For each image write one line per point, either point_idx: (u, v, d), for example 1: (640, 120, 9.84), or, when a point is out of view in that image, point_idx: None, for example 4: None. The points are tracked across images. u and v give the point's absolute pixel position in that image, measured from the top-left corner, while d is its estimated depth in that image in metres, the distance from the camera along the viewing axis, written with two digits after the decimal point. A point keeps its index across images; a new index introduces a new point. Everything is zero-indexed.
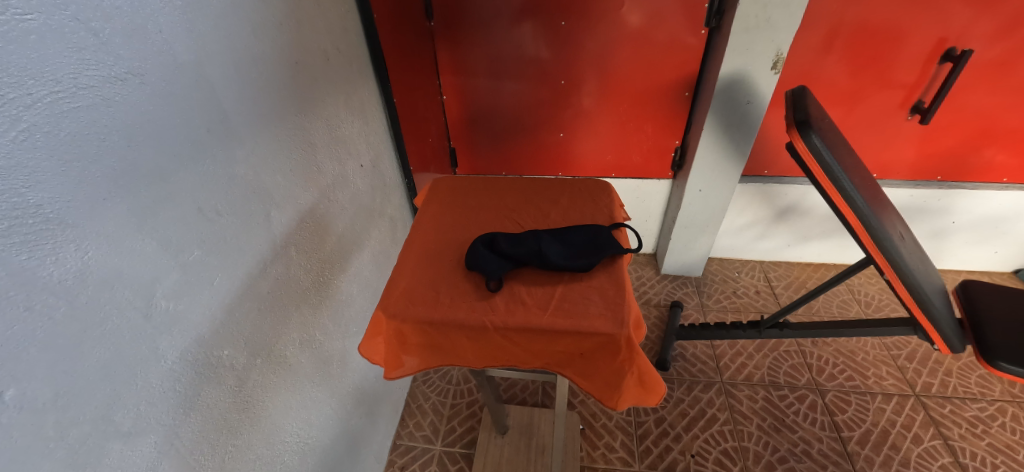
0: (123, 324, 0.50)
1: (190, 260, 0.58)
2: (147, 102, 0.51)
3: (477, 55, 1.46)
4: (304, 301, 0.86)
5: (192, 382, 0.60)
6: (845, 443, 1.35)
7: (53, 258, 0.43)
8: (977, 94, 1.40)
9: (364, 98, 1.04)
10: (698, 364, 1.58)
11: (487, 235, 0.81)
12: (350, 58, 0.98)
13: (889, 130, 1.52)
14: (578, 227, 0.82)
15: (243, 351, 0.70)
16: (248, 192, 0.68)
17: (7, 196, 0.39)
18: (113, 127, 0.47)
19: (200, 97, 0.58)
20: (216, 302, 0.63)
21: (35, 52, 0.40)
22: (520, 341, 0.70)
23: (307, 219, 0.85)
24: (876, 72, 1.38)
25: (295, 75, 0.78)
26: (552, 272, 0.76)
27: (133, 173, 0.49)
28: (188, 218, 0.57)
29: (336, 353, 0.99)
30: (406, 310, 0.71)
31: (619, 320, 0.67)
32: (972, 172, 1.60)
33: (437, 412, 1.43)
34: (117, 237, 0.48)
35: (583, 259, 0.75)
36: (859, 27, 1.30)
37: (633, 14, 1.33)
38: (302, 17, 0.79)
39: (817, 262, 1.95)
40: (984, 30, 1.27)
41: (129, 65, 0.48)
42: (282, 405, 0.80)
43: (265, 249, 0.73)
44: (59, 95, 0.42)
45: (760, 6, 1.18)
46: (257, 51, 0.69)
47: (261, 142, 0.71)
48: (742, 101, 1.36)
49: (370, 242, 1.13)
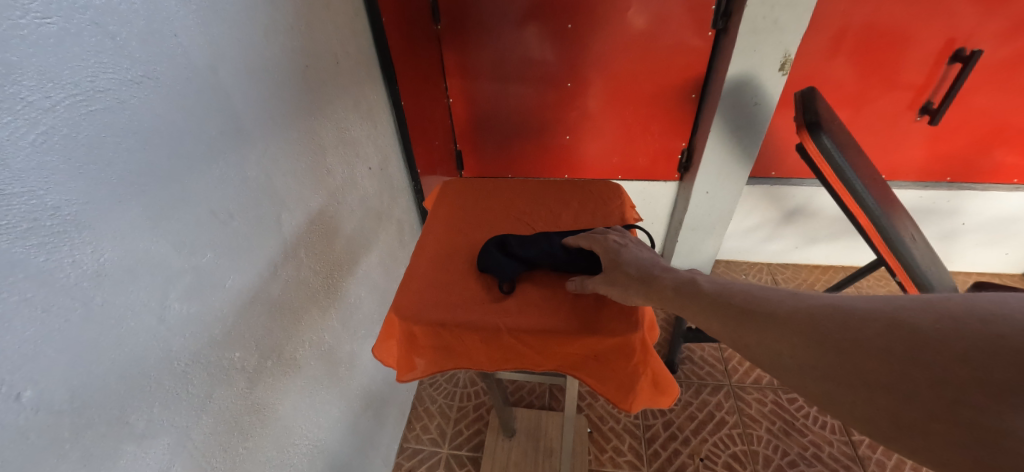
0: (138, 325, 0.50)
1: (203, 261, 0.58)
2: (162, 105, 0.51)
3: (484, 58, 1.46)
4: (314, 303, 0.86)
5: (205, 384, 0.60)
6: (856, 447, 1.33)
7: (70, 260, 0.43)
8: (987, 95, 1.39)
9: (372, 100, 1.05)
10: (706, 367, 1.57)
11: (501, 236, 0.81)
12: (359, 60, 0.98)
13: (897, 131, 1.51)
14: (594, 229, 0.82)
15: (254, 353, 0.70)
16: (259, 195, 0.69)
17: (24, 198, 0.39)
18: (129, 130, 0.47)
19: (212, 99, 0.58)
20: (229, 304, 0.63)
21: (53, 56, 0.41)
22: (532, 344, 0.70)
23: (317, 221, 0.85)
24: (884, 73, 1.37)
25: (305, 78, 0.79)
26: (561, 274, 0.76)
27: (148, 176, 0.50)
28: (201, 221, 0.57)
29: (344, 356, 0.99)
30: (418, 312, 0.71)
31: (633, 322, 0.67)
32: (982, 174, 1.59)
33: (444, 415, 1.42)
34: (132, 239, 0.49)
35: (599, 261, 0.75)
36: (867, 29, 1.29)
37: (638, 17, 1.33)
38: (311, 20, 0.80)
39: (825, 264, 1.94)
40: (993, 31, 1.26)
41: (145, 68, 0.49)
42: (292, 408, 0.80)
43: (275, 251, 0.73)
44: (76, 98, 0.42)
45: (767, 8, 1.18)
46: (268, 55, 0.69)
47: (273, 145, 0.72)
48: (749, 103, 1.36)
49: (378, 245, 1.14)
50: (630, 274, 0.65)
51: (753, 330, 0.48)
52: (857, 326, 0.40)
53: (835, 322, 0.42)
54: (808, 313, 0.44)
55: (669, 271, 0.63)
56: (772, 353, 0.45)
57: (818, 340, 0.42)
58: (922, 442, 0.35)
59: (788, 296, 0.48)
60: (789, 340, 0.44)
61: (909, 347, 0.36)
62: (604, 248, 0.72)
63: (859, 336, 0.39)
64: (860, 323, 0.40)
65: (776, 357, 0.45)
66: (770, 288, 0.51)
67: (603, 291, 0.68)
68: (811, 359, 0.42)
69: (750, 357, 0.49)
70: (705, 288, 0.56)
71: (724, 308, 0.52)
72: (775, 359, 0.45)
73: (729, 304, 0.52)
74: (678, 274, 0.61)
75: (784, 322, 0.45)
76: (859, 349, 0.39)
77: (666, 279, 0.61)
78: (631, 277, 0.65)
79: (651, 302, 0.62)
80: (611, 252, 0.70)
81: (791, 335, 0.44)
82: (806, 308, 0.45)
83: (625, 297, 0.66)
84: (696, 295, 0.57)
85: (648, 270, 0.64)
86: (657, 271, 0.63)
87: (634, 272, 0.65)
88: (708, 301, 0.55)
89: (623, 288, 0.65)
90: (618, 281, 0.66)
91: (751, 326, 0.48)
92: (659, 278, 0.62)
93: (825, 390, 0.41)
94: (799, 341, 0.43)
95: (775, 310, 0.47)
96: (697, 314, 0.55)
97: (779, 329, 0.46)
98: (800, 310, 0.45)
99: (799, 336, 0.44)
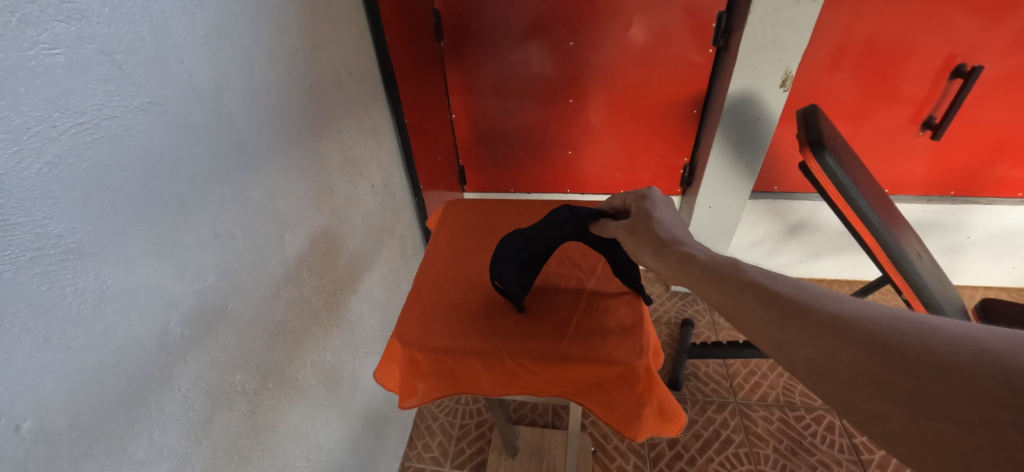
0: (138, 351, 0.50)
1: (205, 285, 0.58)
2: (167, 130, 0.51)
3: (487, 74, 1.48)
4: (315, 322, 0.85)
5: (205, 408, 0.59)
6: (865, 466, 1.31)
7: (73, 288, 0.43)
8: (990, 109, 1.39)
9: (376, 119, 1.06)
10: (711, 383, 1.55)
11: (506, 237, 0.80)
12: (363, 79, 0.99)
13: (900, 146, 1.51)
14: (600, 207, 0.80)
15: (255, 375, 0.69)
16: (263, 216, 0.69)
17: (28, 227, 0.39)
18: (134, 157, 0.47)
19: (217, 124, 0.58)
20: (230, 327, 0.63)
21: (61, 85, 0.41)
22: (536, 370, 0.69)
23: (320, 240, 0.85)
24: (886, 87, 1.38)
25: (310, 99, 0.79)
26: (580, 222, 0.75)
27: (152, 202, 0.50)
28: (203, 243, 0.57)
29: (346, 375, 0.98)
30: (421, 337, 0.71)
31: (638, 349, 0.67)
32: (986, 188, 1.58)
33: (446, 433, 1.41)
34: (134, 265, 0.49)
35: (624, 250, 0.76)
36: (868, 44, 1.30)
37: (640, 33, 1.34)
38: (316, 42, 0.81)
39: (829, 278, 1.93)
40: (995, 46, 1.27)
41: (151, 95, 0.49)
42: (292, 430, 0.79)
43: (278, 272, 0.73)
44: (83, 127, 0.42)
45: (767, 26, 1.19)
46: (274, 78, 0.70)
47: (277, 167, 0.72)
48: (751, 119, 1.36)
49: (380, 262, 1.14)
50: (651, 234, 0.61)
51: (795, 323, 0.39)
52: (942, 351, 0.31)
53: (908, 339, 0.32)
54: (874, 321, 0.35)
55: (692, 243, 0.56)
56: (820, 358, 0.36)
57: (882, 352, 0.33)
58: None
59: (849, 300, 0.38)
60: (845, 347, 0.35)
61: (1005, 385, 0.27)
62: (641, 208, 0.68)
63: (943, 360, 0.30)
64: (946, 347, 0.31)
65: (819, 361, 0.36)
66: (827, 289, 0.41)
67: (624, 240, 0.66)
68: (869, 375, 0.33)
69: (784, 355, 0.39)
70: (729, 262, 0.49)
71: (757, 292, 0.43)
72: (820, 366, 0.36)
73: (770, 292, 0.43)
74: (699, 247, 0.55)
75: (841, 325, 0.36)
76: (937, 375, 0.30)
77: (679, 247, 0.56)
78: (649, 236, 0.61)
79: (656, 261, 0.58)
80: (646, 213, 0.66)
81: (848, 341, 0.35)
82: (875, 317, 0.35)
83: (636, 253, 0.63)
84: (722, 271, 0.48)
85: (669, 237, 0.59)
86: (679, 239, 0.58)
87: (655, 234, 0.61)
88: (737, 280, 0.46)
89: (637, 244, 0.63)
90: (637, 236, 0.63)
91: (793, 319, 0.39)
92: (675, 245, 0.57)
93: (876, 417, 0.33)
94: (859, 350, 0.34)
95: (826, 308, 0.38)
96: (720, 291, 0.47)
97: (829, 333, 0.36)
98: (864, 315, 0.36)
99: (861, 344, 0.34)
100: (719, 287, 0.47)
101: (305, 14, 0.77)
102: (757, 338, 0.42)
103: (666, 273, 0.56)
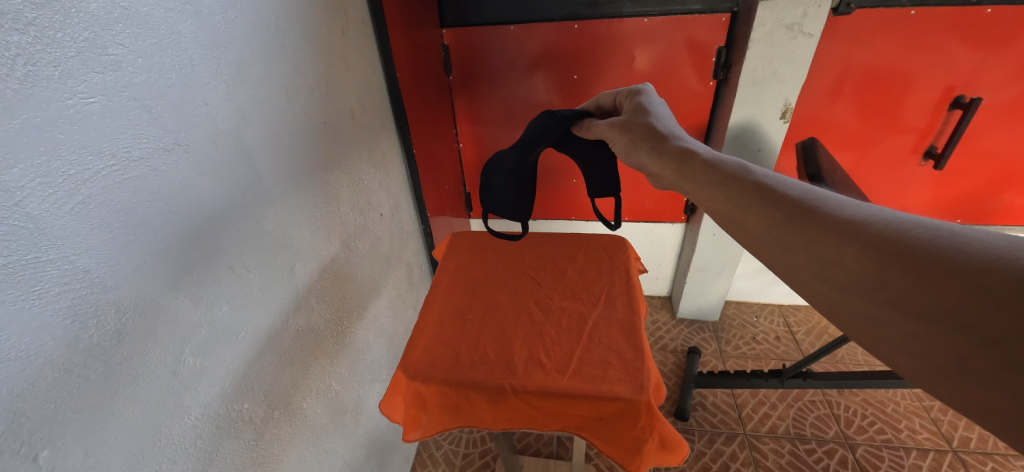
0: (154, 380, 0.51)
1: (218, 315, 0.60)
2: (189, 168, 0.54)
3: (493, 105, 1.52)
4: (323, 350, 0.87)
5: (212, 437, 0.60)
6: None
7: (95, 321, 0.45)
8: (991, 138, 1.40)
9: (385, 150, 1.09)
10: (719, 414, 1.52)
11: (497, 161, 0.97)
12: (374, 113, 1.03)
13: (903, 174, 1.52)
14: (584, 106, 0.90)
15: (262, 403, 0.70)
16: (275, 248, 0.71)
17: (57, 263, 0.41)
18: (157, 195, 0.50)
19: (238, 161, 0.62)
20: (240, 356, 0.65)
21: (95, 131, 0.44)
22: (537, 404, 0.70)
23: (330, 269, 0.87)
24: (886, 117, 1.40)
25: (323, 134, 0.83)
26: (563, 124, 0.87)
27: (173, 238, 0.52)
28: (219, 276, 0.60)
29: (351, 403, 0.99)
30: (426, 371, 0.72)
31: (638, 385, 0.68)
32: (992, 216, 1.57)
33: (449, 462, 1.39)
34: (152, 297, 0.51)
35: (603, 148, 0.91)
36: (866, 76, 1.33)
37: (642, 67, 1.38)
38: (331, 81, 0.85)
39: None
40: (993, 79, 1.29)
41: (177, 136, 0.52)
42: (297, 458, 0.80)
43: (288, 300, 0.75)
44: (112, 169, 0.45)
45: (766, 61, 1.24)
46: (290, 115, 0.73)
47: (293, 202, 0.75)
48: (753, 148, 1.41)
49: (386, 289, 1.15)
50: (647, 130, 0.67)
51: (805, 229, 0.42)
52: (953, 255, 0.33)
53: (926, 244, 0.35)
54: (889, 225, 0.38)
55: (690, 143, 0.61)
56: (828, 274, 0.39)
57: (898, 257, 0.35)
58: (964, 392, 0.32)
59: (863, 205, 0.41)
60: (854, 251, 0.38)
61: None
62: (634, 106, 0.74)
63: (956, 264, 0.33)
64: (962, 255, 0.33)
65: (830, 275, 0.39)
66: (836, 193, 0.44)
67: (618, 140, 0.72)
68: (875, 281, 0.36)
69: (788, 265, 0.43)
70: (737, 166, 0.52)
71: (766, 194, 0.47)
72: (831, 283, 0.39)
73: (783, 198, 0.45)
74: (699, 146, 0.60)
75: (851, 228, 0.39)
76: (950, 285, 0.33)
77: (677, 144, 0.61)
78: (645, 132, 0.66)
79: (653, 158, 0.63)
80: (641, 109, 0.72)
81: (863, 245, 0.37)
82: (893, 224, 0.38)
83: (634, 151, 0.68)
84: (730, 175, 0.51)
85: (665, 132, 0.65)
86: (674, 135, 0.64)
87: (651, 131, 0.66)
88: (747, 185, 0.49)
89: (632, 141, 0.68)
90: (633, 133, 0.69)
91: (804, 225, 0.42)
92: (672, 141, 0.62)
93: (894, 343, 0.35)
94: (869, 256, 0.37)
95: (838, 213, 0.41)
96: (730, 195, 0.49)
97: (841, 233, 0.39)
98: (878, 218, 0.38)
99: (872, 249, 0.37)
100: (726, 191, 0.50)
101: (321, 56, 0.82)
102: (761, 242, 0.45)
103: (664, 170, 0.61)
